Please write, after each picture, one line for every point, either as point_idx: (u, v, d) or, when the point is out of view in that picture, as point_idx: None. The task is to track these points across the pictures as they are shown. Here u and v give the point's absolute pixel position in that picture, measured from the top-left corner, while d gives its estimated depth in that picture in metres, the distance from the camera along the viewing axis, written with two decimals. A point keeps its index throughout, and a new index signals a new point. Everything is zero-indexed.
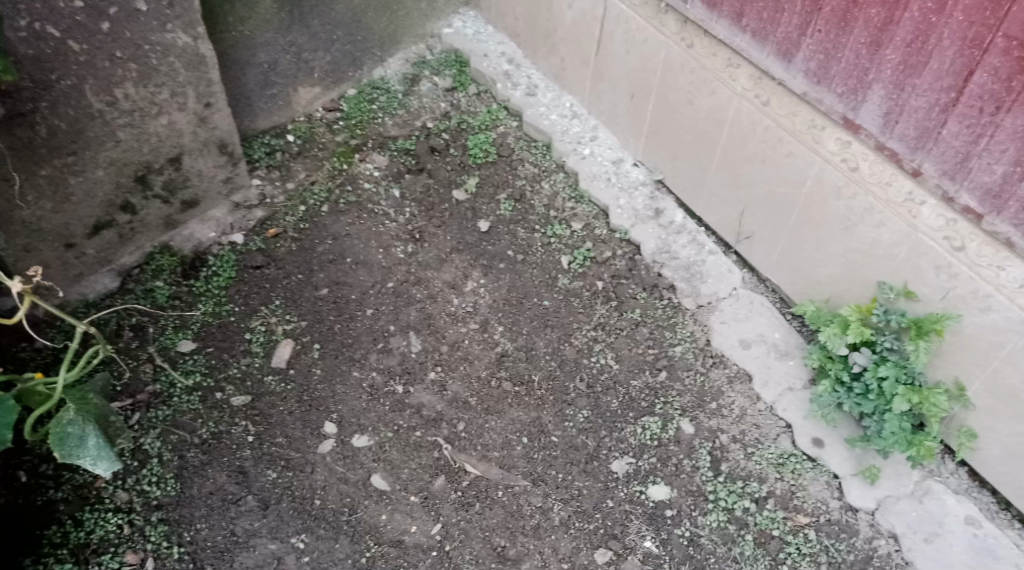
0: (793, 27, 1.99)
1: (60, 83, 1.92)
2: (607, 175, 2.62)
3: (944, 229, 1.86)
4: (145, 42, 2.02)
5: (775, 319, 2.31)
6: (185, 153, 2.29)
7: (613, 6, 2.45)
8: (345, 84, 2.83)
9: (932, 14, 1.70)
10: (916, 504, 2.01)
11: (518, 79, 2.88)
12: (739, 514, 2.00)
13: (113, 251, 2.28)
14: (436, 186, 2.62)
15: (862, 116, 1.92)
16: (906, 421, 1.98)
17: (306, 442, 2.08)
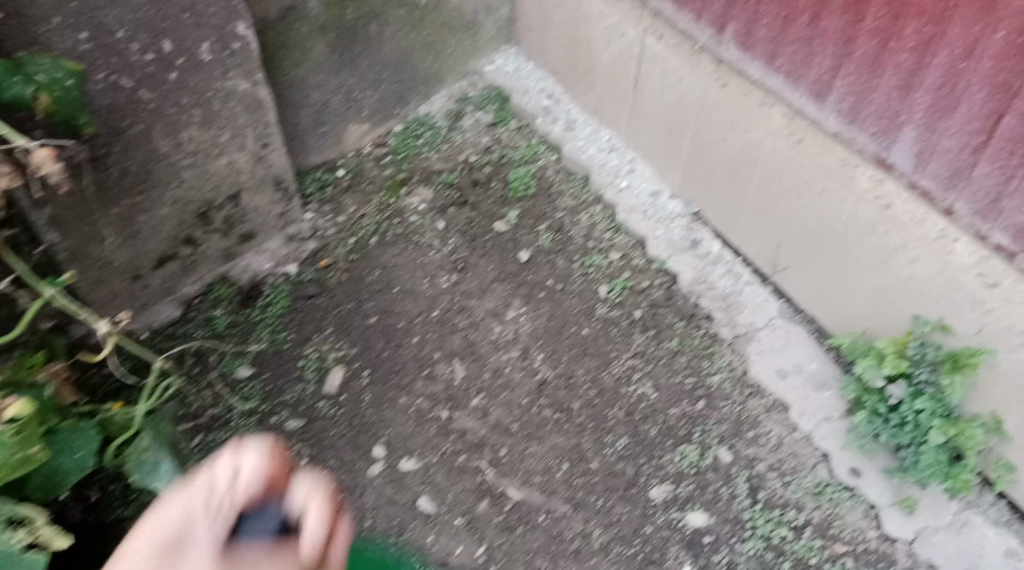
0: (825, 70, 2.06)
1: (131, 129, 2.06)
2: (645, 208, 2.70)
3: (978, 266, 1.91)
4: (209, 90, 2.16)
5: (813, 349, 2.36)
6: (244, 190, 2.43)
7: (649, 46, 2.52)
8: (391, 121, 2.95)
9: (961, 60, 1.75)
10: (954, 536, 2.03)
11: (557, 114, 2.98)
12: (776, 542, 2.04)
13: (176, 282, 2.42)
14: (479, 219, 2.71)
15: (893, 155, 2.01)
16: (942, 453, 2.01)
17: (357, 466, 2.17)
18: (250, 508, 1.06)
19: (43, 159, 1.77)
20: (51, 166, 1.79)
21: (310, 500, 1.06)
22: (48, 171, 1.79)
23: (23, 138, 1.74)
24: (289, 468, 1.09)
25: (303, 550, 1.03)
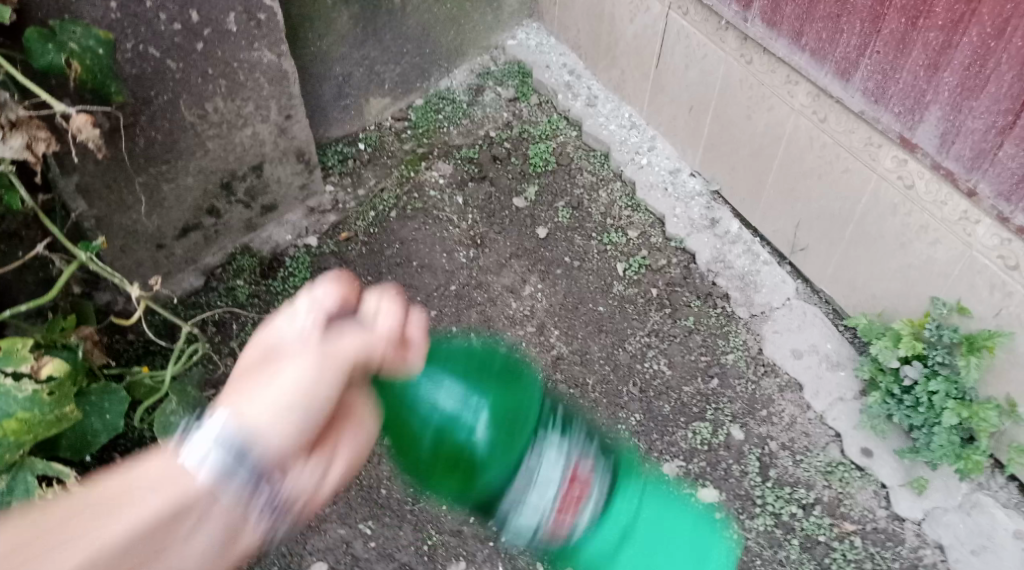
0: (851, 48, 2.03)
1: (158, 98, 2.08)
2: (664, 185, 2.70)
3: (998, 247, 1.90)
4: (235, 60, 2.18)
5: (828, 329, 2.35)
6: (267, 161, 2.45)
7: (674, 22, 2.52)
8: (413, 94, 2.96)
9: (991, 40, 1.73)
10: (964, 517, 2.04)
11: (578, 90, 2.97)
12: (785, 520, 2.07)
13: (199, 251, 2.46)
14: (497, 194, 2.72)
15: (918, 136, 1.96)
16: (955, 435, 2.02)
17: None
18: (333, 323, 1.02)
19: (82, 125, 1.82)
20: (89, 132, 1.83)
21: (385, 308, 1.05)
22: (88, 137, 1.84)
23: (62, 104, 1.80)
24: (362, 292, 1.07)
25: (384, 332, 1.04)
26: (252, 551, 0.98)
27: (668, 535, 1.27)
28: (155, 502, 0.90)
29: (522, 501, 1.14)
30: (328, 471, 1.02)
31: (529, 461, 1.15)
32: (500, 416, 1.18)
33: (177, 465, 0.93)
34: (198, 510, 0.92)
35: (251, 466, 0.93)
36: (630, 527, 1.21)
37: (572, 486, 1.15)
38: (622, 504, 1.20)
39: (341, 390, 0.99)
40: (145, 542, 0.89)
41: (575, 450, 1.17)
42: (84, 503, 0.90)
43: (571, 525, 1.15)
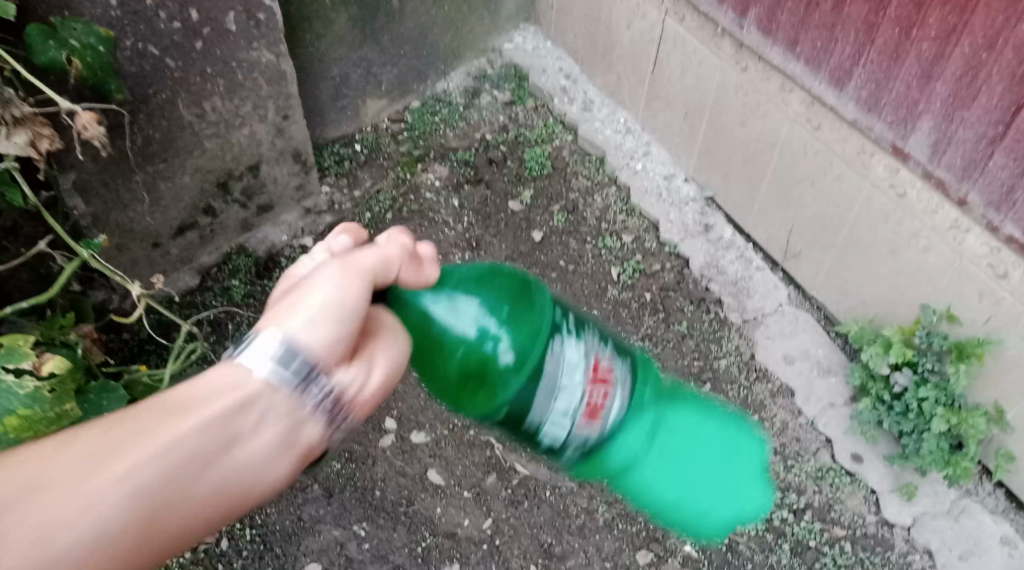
0: (846, 57, 2.05)
1: (156, 96, 2.09)
2: (659, 191, 2.72)
3: (988, 256, 1.92)
4: (233, 59, 2.18)
5: (820, 336, 2.37)
6: (264, 161, 2.46)
7: (671, 28, 2.54)
8: (410, 96, 2.97)
9: (982, 51, 1.75)
10: (952, 522, 2.07)
11: (574, 95, 2.99)
12: (776, 524, 2.09)
13: (194, 251, 2.46)
14: (493, 198, 2.74)
15: (910, 145, 1.99)
16: (944, 441, 2.04)
17: (368, 436, 2.21)
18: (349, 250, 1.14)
19: (88, 122, 1.80)
20: (95, 130, 1.82)
21: (394, 237, 1.18)
22: (93, 134, 1.82)
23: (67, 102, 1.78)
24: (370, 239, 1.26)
25: (393, 250, 1.16)
26: (315, 449, 1.08)
27: (688, 434, 1.35)
28: (219, 407, 1.01)
29: (546, 409, 1.21)
30: (374, 372, 1.12)
31: (544, 365, 1.21)
32: (516, 326, 1.27)
33: (232, 374, 1.03)
34: (262, 408, 1.03)
35: (302, 363, 1.04)
36: (645, 428, 1.29)
37: (590, 386, 1.22)
38: (636, 407, 1.28)
39: (366, 298, 1.10)
40: (217, 437, 1.00)
41: (588, 351, 1.23)
42: (147, 415, 0.99)
43: (594, 425, 1.23)
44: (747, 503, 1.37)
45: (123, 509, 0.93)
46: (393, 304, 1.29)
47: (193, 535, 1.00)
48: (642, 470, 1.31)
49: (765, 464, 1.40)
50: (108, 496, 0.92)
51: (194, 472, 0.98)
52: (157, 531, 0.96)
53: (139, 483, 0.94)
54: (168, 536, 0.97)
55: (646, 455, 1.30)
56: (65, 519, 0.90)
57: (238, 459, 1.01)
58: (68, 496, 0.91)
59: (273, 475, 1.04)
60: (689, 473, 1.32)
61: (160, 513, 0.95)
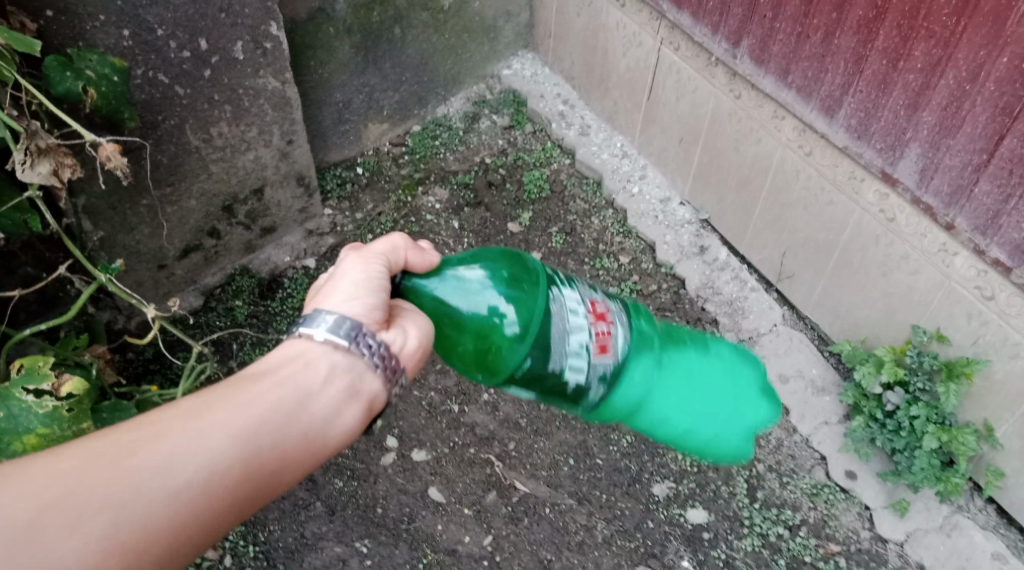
0: (836, 86, 2.12)
1: (165, 122, 2.14)
2: (655, 213, 2.77)
3: (976, 278, 1.97)
4: (241, 87, 2.24)
5: (813, 356, 2.41)
6: (268, 185, 2.51)
7: (666, 57, 2.61)
8: (410, 121, 3.03)
9: (966, 83, 1.82)
10: (944, 538, 2.10)
11: (571, 120, 3.06)
12: (773, 540, 2.13)
13: (198, 272, 2.50)
14: (493, 219, 2.79)
15: (898, 171, 2.04)
16: (936, 458, 2.08)
17: (370, 454, 2.25)
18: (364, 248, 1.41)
19: (111, 154, 1.85)
20: (118, 161, 1.87)
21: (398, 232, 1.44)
22: (116, 165, 1.88)
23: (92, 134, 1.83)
24: None
25: (400, 239, 1.41)
26: (374, 402, 1.29)
27: (686, 365, 1.58)
28: (289, 371, 1.23)
29: (564, 349, 1.41)
30: (410, 335, 1.36)
31: (549, 310, 1.41)
32: (518, 289, 1.44)
33: (295, 347, 1.26)
34: (325, 368, 1.25)
35: (349, 326, 1.28)
36: (649, 359, 1.51)
37: (595, 323, 1.44)
38: (638, 343, 1.50)
39: (386, 276, 1.37)
40: (291, 392, 1.20)
41: (584, 296, 1.46)
42: (238, 381, 1.20)
43: (607, 357, 1.44)
44: (749, 418, 1.63)
45: (223, 447, 1.12)
46: (409, 295, 1.48)
47: (283, 477, 1.18)
48: (653, 398, 1.54)
49: (756, 385, 1.68)
50: (209, 436, 1.12)
51: (278, 418, 1.18)
52: (254, 467, 1.14)
53: (233, 424, 1.14)
54: (262, 473, 1.15)
55: (655, 383, 1.53)
56: (177, 454, 1.09)
57: (312, 410, 1.21)
58: (175, 437, 1.10)
59: (343, 425, 1.24)
60: (690, 396, 1.57)
61: (253, 452, 1.14)
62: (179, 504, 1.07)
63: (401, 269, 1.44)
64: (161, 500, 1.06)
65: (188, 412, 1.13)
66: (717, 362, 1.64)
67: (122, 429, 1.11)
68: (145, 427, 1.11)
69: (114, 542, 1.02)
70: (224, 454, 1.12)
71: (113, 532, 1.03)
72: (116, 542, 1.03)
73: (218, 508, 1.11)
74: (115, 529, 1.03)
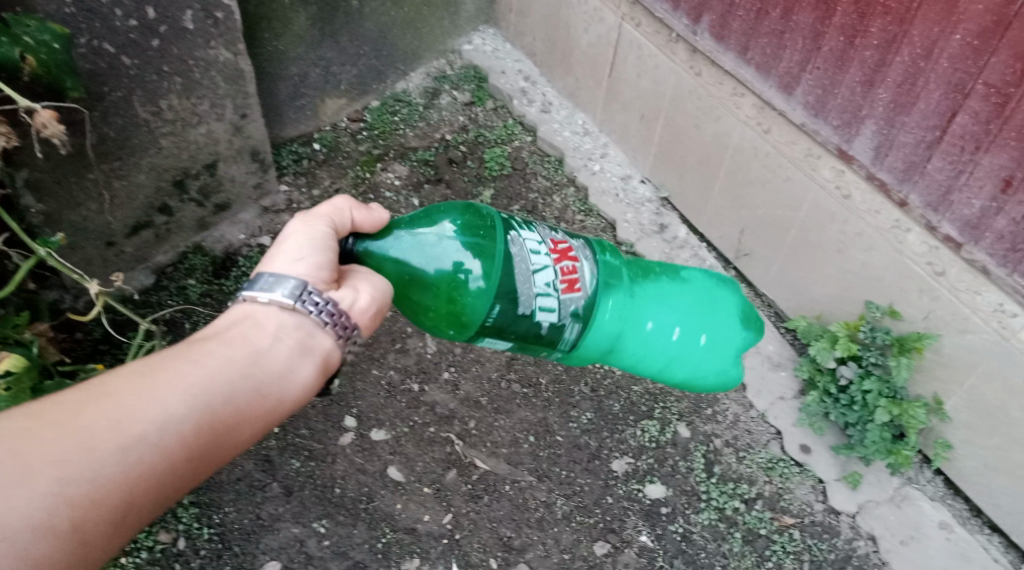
0: (794, 63, 2.13)
1: (111, 94, 2.08)
2: (616, 191, 2.77)
3: (927, 254, 2.00)
4: (191, 58, 2.18)
5: (770, 332, 2.44)
6: (221, 160, 2.45)
7: (627, 33, 2.60)
8: (369, 96, 2.98)
9: (920, 60, 1.83)
10: (895, 509, 2.15)
11: (533, 96, 3.03)
12: (728, 514, 2.16)
13: (149, 250, 2.44)
14: (453, 197, 2.77)
15: (854, 148, 2.07)
16: (887, 431, 2.12)
17: (328, 434, 2.23)
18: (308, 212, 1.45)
19: (47, 121, 1.80)
20: (55, 128, 1.81)
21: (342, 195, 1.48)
22: (54, 132, 1.82)
23: (25, 100, 1.78)
24: None
25: (342, 200, 1.46)
26: (327, 359, 1.36)
27: (654, 296, 1.73)
28: (237, 333, 1.30)
29: (532, 290, 1.52)
30: (362, 293, 1.41)
31: (512, 254, 1.50)
32: (475, 237, 1.51)
33: (241, 312, 1.33)
34: (271, 326, 1.32)
35: (294, 286, 1.34)
36: (619, 294, 1.65)
37: (560, 261, 1.56)
38: (606, 280, 1.63)
39: (331, 237, 1.42)
40: (240, 352, 1.27)
41: (545, 236, 1.57)
42: (189, 343, 1.27)
43: (574, 292, 1.56)
44: (717, 341, 1.78)
45: (174, 404, 1.19)
46: (365, 259, 1.52)
47: (235, 434, 1.24)
48: (625, 331, 1.69)
49: (722, 309, 1.83)
50: (160, 395, 1.19)
51: (228, 377, 1.25)
52: (204, 422, 1.21)
53: (184, 381, 1.21)
54: (213, 430, 1.22)
55: (626, 316, 1.67)
56: (129, 411, 1.16)
57: (262, 368, 1.28)
58: (127, 396, 1.17)
59: (293, 382, 1.31)
60: (663, 325, 1.73)
61: (203, 410, 1.21)
62: (133, 458, 1.14)
63: (350, 230, 1.48)
64: (115, 454, 1.13)
65: (138, 373, 1.20)
66: (683, 291, 1.79)
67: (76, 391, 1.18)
68: (98, 389, 1.18)
69: (72, 495, 1.09)
70: (175, 411, 1.18)
71: (70, 484, 1.10)
72: (74, 493, 1.10)
73: (170, 462, 1.17)
74: (72, 481, 1.10)
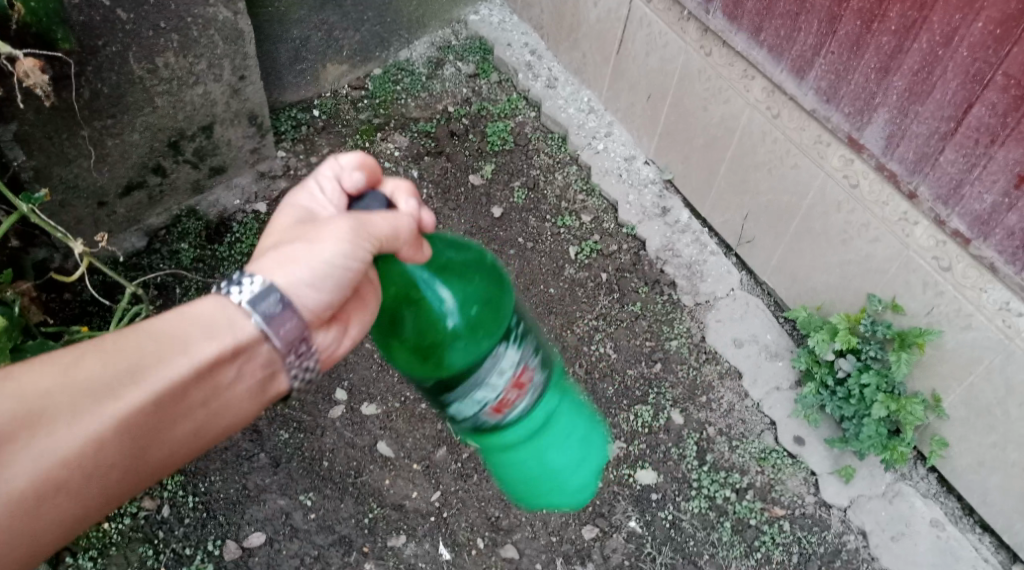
0: (808, 47, 2.08)
1: (105, 49, 2.02)
2: (619, 171, 2.71)
3: (934, 249, 1.97)
4: (188, 15, 2.12)
5: (770, 321, 2.41)
6: (218, 122, 2.40)
7: (637, 9, 2.54)
8: (371, 63, 2.92)
9: (939, 47, 1.79)
10: (886, 504, 2.13)
11: (539, 71, 2.95)
12: (719, 503, 2.14)
13: (142, 212, 2.39)
14: (453, 170, 2.73)
15: (865, 137, 2.02)
16: (883, 426, 2.10)
17: (318, 406, 2.20)
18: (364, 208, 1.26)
19: (28, 70, 1.80)
20: (36, 78, 1.82)
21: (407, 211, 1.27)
22: (34, 82, 1.82)
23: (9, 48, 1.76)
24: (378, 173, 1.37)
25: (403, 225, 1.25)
26: (276, 397, 1.29)
27: (565, 429, 1.40)
28: (210, 357, 1.18)
29: (467, 392, 1.28)
30: (346, 333, 1.40)
31: (482, 363, 1.28)
32: (476, 334, 1.30)
33: (230, 312, 1.21)
34: (245, 358, 1.22)
35: (293, 323, 1.23)
36: (539, 420, 1.35)
37: (509, 388, 1.30)
38: (533, 412, 1.34)
39: (365, 262, 1.25)
40: (197, 383, 1.20)
41: (522, 359, 1.31)
42: (168, 346, 1.17)
43: (494, 417, 1.31)
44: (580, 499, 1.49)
45: (115, 442, 1.14)
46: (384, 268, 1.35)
47: (165, 462, 1.23)
48: (506, 453, 1.37)
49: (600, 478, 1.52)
50: (117, 423, 1.13)
51: (190, 404, 1.20)
52: (139, 457, 1.18)
53: (151, 407, 1.16)
54: (144, 462, 1.20)
55: (530, 442, 1.37)
56: (69, 445, 1.11)
57: (227, 396, 1.24)
58: (71, 426, 1.11)
59: (236, 415, 1.28)
60: (540, 465, 1.40)
61: (141, 446, 1.18)
62: (62, 491, 1.12)
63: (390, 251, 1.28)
64: (45, 486, 1.10)
65: (91, 394, 1.12)
66: (589, 433, 1.46)
67: (20, 395, 1.09)
68: (42, 404, 1.10)
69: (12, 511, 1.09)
70: (113, 448, 1.15)
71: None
72: (16, 509, 1.09)
73: (99, 491, 1.16)
74: (21, 496, 1.09)
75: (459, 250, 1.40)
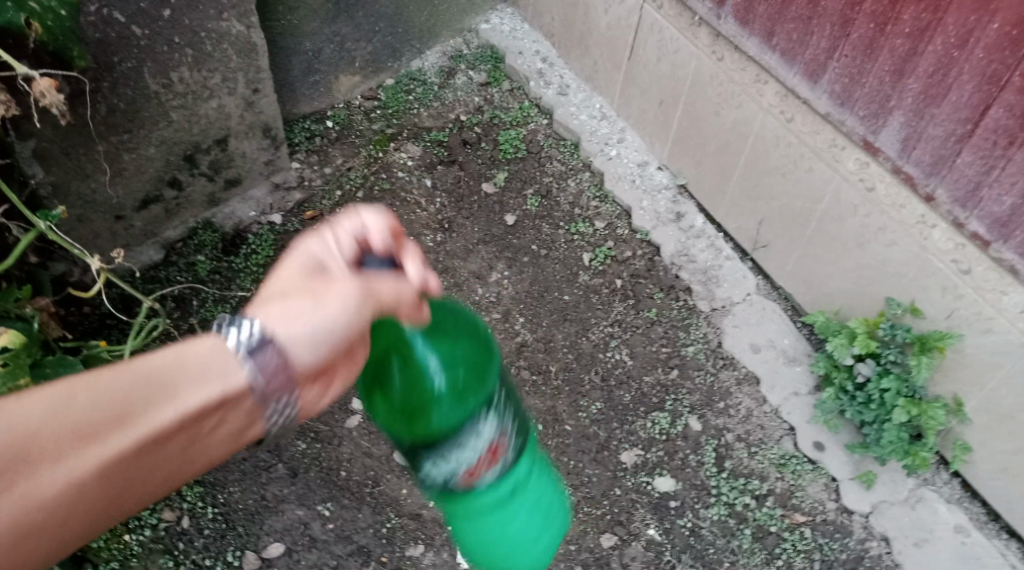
0: (821, 50, 2.07)
1: (121, 64, 2.04)
2: (632, 177, 2.71)
3: (953, 252, 1.95)
4: (202, 29, 2.13)
5: (786, 326, 2.40)
6: (232, 135, 2.41)
7: (648, 15, 2.54)
8: (383, 74, 2.94)
9: (954, 49, 1.77)
10: (908, 510, 2.11)
11: (550, 78, 2.96)
12: (739, 509, 2.13)
13: (159, 225, 2.41)
14: (466, 179, 2.73)
15: (881, 140, 2.01)
16: (904, 431, 2.07)
17: (335, 417, 2.21)
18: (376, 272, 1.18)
19: (44, 90, 1.82)
20: (53, 97, 1.84)
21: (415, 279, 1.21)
22: (51, 101, 1.85)
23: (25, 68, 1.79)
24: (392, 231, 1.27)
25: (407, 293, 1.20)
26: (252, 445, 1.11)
27: (533, 500, 1.37)
28: (205, 402, 1.00)
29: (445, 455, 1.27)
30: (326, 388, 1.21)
31: (465, 428, 1.27)
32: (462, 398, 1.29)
33: (229, 357, 1.02)
34: (238, 401, 1.03)
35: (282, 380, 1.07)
36: (510, 490, 1.33)
37: (486, 455, 1.28)
38: (505, 481, 1.32)
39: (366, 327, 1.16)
40: (188, 427, 1.01)
41: (500, 428, 1.30)
42: (166, 382, 0.99)
43: (467, 483, 1.29)
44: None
45: (95, 493, 0.96)
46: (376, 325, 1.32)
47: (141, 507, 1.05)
48: (473, 523, 1.34)
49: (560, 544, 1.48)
50: (103, 468, 0.95)
51: (180, 447, 1.02)
52: (117, 502, 1.00)
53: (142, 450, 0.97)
54: (117, 512, 1.02)
55: (496, 512, 1.33)
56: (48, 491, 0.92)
57: (215, 438, 1.05)
58: (52, 470, 0.92)
59: (217, 458, 1.09)
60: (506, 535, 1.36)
61: (120, 493, 0.99)
62: (31, 544, 0.93)
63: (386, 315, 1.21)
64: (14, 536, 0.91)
65: (78, 439, 0.93)
66: (555, 504, 1.44)
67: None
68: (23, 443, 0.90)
69: None
70: (91, 499, 0.96)
71: None
72: None
73: (68, 539, 0.97)
74: None
75: (451, 311, 1.39)
